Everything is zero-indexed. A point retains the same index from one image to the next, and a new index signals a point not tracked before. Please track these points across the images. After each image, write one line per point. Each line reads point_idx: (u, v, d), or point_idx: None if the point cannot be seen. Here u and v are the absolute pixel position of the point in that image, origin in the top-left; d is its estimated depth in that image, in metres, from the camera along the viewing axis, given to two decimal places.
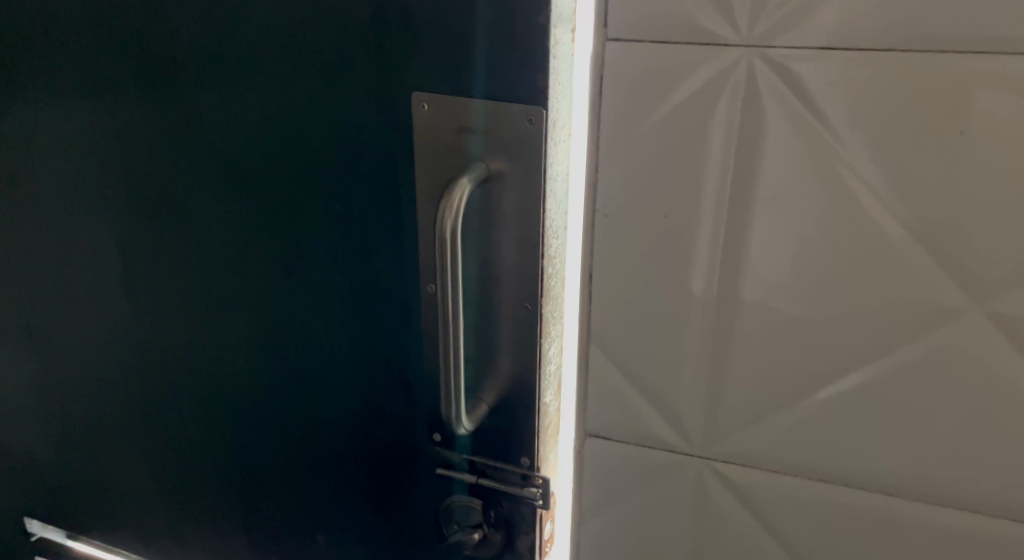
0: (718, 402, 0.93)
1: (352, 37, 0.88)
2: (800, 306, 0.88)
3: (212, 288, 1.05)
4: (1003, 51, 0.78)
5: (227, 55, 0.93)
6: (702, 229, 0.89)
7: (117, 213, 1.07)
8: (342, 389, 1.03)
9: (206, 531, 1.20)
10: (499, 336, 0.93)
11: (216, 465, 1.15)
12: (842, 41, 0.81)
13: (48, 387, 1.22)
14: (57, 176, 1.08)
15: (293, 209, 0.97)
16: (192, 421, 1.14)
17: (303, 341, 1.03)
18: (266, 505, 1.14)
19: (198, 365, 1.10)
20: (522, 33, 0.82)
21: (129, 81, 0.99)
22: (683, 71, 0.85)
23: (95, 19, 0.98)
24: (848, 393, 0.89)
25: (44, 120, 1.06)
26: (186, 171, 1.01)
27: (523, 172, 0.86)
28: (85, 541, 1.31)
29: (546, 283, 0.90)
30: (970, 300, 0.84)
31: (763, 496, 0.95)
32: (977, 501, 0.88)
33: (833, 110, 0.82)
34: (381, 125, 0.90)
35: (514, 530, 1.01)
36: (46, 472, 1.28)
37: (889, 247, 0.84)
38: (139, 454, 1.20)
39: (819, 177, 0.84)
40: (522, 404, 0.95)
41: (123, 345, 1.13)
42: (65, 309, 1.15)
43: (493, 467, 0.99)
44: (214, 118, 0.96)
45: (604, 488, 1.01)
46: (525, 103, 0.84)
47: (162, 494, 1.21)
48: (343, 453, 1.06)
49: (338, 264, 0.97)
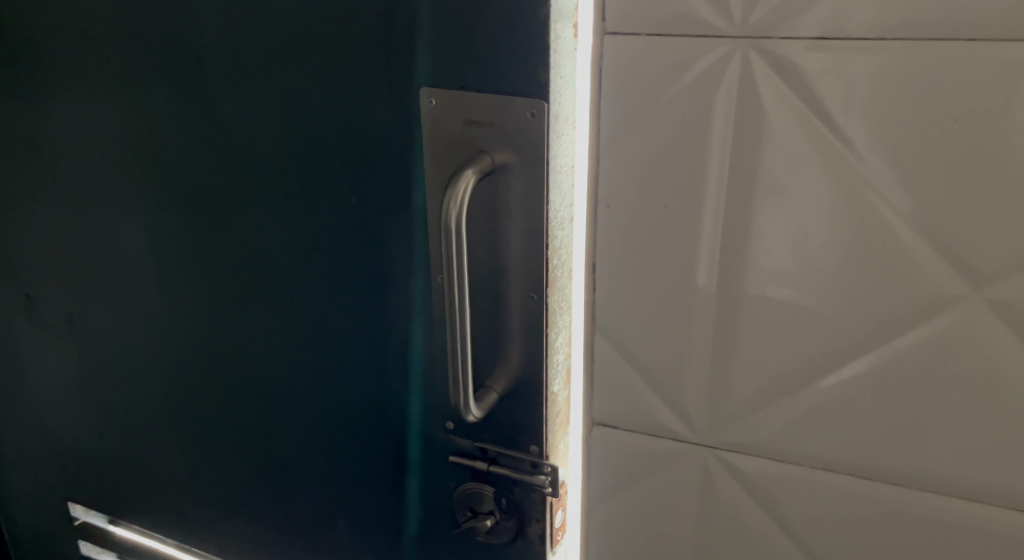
0: (723, 391, 0.94)
1: (364, 34, 0.90)
2: (803, 295, 0.88)
3: (236, 280, 1.08)
4: (996, 38, 0.78)
5: (248, 53, 0.96)
6: (704, 220, 0.90)
7: (150, 210, 1.11)
8: (363, 379, 1.06)
9: (235, 517, 1.25)
10: (508, 326, 0.95)
11: (245, 452, 1.19)
12: (837, 31, 0.81)
13: (89, 378, 1.27)
14: (93, 172, 1.13)
15: (311, 202, 1.00)
16: (220, 410, 1.18)
17: (322, 332, 1.06)
18: (291, 491, 1.18)
19: (224, 356, 1.14)
20: (521, 28, 0.84)
21: (158, 82, 1.03)
22: (680, 63, 0.86)
23: (125, 24, 1.02)
24: (850, 382, 0.89)
25: (80, 119, 1.10)
26: (210, 166, 1.04)
27: (527, 164, 0.89)
28: (126, 525, 1.37)
29: (552, 274, 0.92)
30: (970, 288, 0.84)
31: (769, 486, 0.96)
32: (982, 491, 0.88)
33: (830, 99, 0.83)
34: (393, 119, 0.93)
35: (525, 518, 1.03)
36: (88, 459, 1.34)
37: (889, 235, 0.84)
38: (173, 441, 1.24)
39: (817, 166, 0.85)
40: (530, 393, 0.97)
41: (159, 335, 1.18)
42: (103, 302, 1.20)
43: (505, 455, 1.01)
44: (235, 116, 1.00)
45: (613, 476, 1.02)
46: (527, 96, 0.86)
47: (195, 480, 1.25)
48: (361, 440, 1.09)
49: (354, 256, 1.00)
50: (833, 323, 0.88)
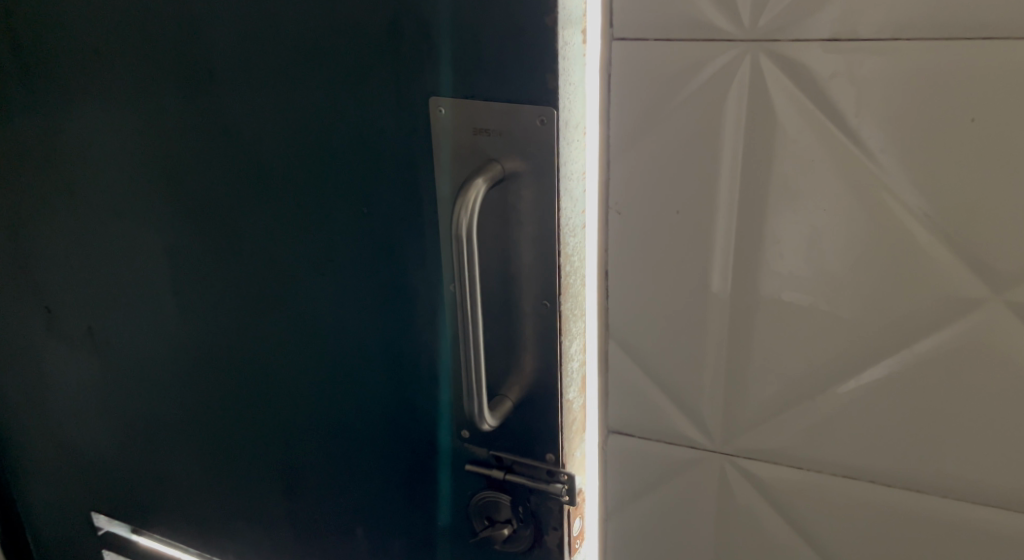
0: (740, 396, 0.93)
1: (373, 45, 0.90)
2: (819, 300, 0.87)
3: (251, 291, 1.09)
4: (1010, 37, 0.77)
5: (259, 66, 0.97)
6: (718, 225, 0.89)
7: (166, 222, 1.11)
8: (378, 390, 1.05)
9: (254, 527, 1.25)
10: (521, 334, 0.94)
11: (263, 461, 1.19)
12: (848, 33, 0.80)
13: (109, 389, 1.28)
14: (109, 185, 1.13)
15: (323, 212, 1.00)
16: (238, 421, 1.18)
17: (334, 342, 1.06)
18: (308, 500, 1.18)
19: (240, 367, 1.14)
20: (530, 36, 0.83)
21: (172, 95, 1.03)
22: (691, 68, 0.85)
23: (139, 37, 1.02)
24: (869, 388, 0.88)
25: (96, 133, 1.11)
26: (223, 179, 1.05)
27: (538, 172, 0.87)
28: (148, 535, 1.38)
29: (565, 281, 0.91)
30: (990, 290, 0.83)
31: (788, 492, 0.95)
32: (1006, 497, 0.87)
33: (842, 101, 0.82)
34: (402, 130, 0.92)
35: (542, 525, 1.01)
36: (110, 470, 1.35)
37: (905, 237, 0.83)
38: (192, 449, 1.25)
39: (832, 170, 0.84)
40: (544, 402, 0.96)
41: (176, 345, 1.18)
42: (121, 314, 1.21)
43: (520, 463, 0.99)
44: (247, 127, 1.00)
45: (630, 484, 1.02)
46: (536, 102, 0.85)
47: (213, 488, 1.25)
48: (376, 450, 1.09)
49: (365, 265, 1.00)
50: (850, 327, 0.87)
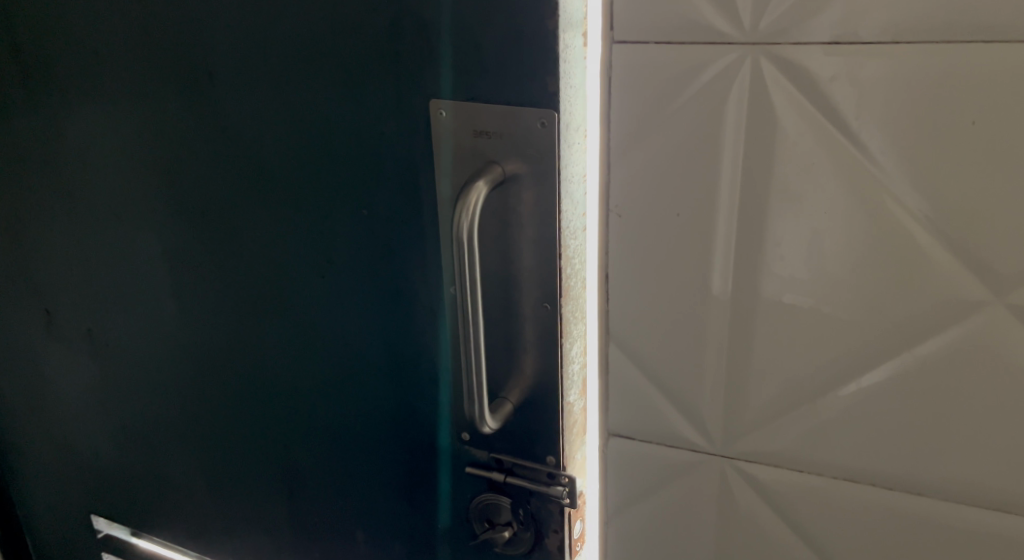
0: (740, 398, 0.93)
1: (373, 48, 0.90)
2: (819, 302, 0.87)
3: (251, 294, 1.09)
4: (1009, 40, 0.77)
5: (259, 68, 0.96)
6: (718, 226, 0.89)
7: (167, 224, 1.11)
8: (378, 392, 1.05)
9: (254, 529, 1.25)
10: (522, 336, 0.94)
11: (263, 463, 1.19)
12: (847, 36, 0.80)
13: (109, 391, 1.28)
14: (110, 187, 1.13)
15: (324, 214, 1.00)
16: (238, 423, 1.18)
17: (333, 344, 1.05)
18: (308, 503, 1.18)
19: (240, 369, 1.14)
20: (530, 39, 0.83)
21: (172, 98, 1.03)
22: (691, 70, 0.85)
23: (140, 39, 1.02)
24: (869, 390, 0.88)
25: (96, 134, 1.11)
26: (223, 181, 1.04)
27: (539, 174, 0.87)
28: (148, 537, 1.38)
29: (565, 284, 0.91)
30: (990, 293, 0.83)
31: (789, 495, 0.95)
32: (1007, 500, 0.87)
33: (842, 103, 0.82)
34: (402, 132, 0.92)
35: (542, 527, 1.01)
36: (109, 472, 1.35)
37: (906, 240, 0.83)
38: (192, 451, 1.24)
39: (832, 172, 0.84)
40: (545, 404, 0.95)
41: (176, 347, 1.18)
42: (120, 316, 1.21)
43: (520, 465, 0.99)
44: (248, 130, 1.00)
45: (631, 486, 1.02)
46: (537, 105, 0.85)
47: (213, 491, 1.25)
48: (376, 452, 1.08)
49: (365, 267, 1.00)
50: (850, 329, 0.87)
